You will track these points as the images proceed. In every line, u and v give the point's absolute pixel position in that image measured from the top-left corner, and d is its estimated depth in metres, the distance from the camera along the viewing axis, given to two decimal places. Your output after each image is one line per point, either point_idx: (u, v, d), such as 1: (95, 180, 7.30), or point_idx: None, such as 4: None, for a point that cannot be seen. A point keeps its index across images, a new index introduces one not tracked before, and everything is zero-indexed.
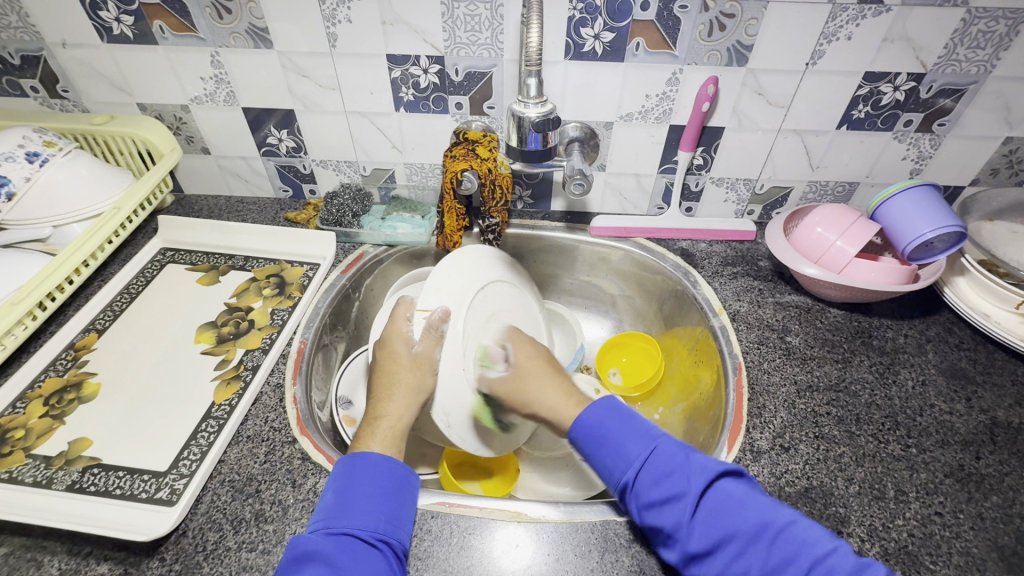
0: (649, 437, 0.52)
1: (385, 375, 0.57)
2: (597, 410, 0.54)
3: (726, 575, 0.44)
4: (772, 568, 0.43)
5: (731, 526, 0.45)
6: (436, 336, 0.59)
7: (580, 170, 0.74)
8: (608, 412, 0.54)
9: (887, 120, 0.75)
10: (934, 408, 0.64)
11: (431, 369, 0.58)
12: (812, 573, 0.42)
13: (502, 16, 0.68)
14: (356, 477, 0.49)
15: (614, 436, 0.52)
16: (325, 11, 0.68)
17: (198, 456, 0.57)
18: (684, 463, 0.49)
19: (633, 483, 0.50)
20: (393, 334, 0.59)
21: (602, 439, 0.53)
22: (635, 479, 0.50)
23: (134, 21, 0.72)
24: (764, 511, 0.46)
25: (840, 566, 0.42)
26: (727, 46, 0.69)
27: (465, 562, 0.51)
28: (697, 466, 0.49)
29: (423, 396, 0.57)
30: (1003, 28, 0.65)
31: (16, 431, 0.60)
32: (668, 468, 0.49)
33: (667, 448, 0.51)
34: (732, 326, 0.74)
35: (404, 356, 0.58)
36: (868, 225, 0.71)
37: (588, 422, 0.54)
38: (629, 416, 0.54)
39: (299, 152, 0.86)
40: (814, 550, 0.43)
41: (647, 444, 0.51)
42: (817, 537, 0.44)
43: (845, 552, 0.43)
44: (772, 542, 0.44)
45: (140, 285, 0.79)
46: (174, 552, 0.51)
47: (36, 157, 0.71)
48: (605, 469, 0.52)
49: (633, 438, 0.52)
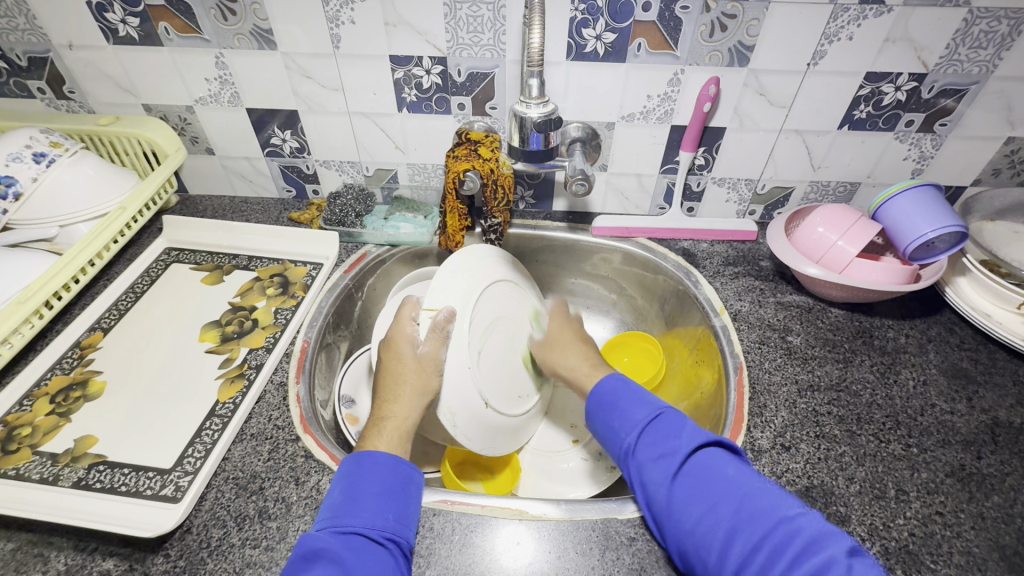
0: (654, 406, 0.55)
1: (391, 376, 0.57)
2: (612, 382, 0.60)
3: (699, 529, 0.45)
4: (741, 523, 0.44)
5: (710, 484, 0.47)
6: (441, 337, 0.59)
7: (582, 170, 0.74)
8: (621, 385, 0.59)
9: (888, 120, 0.75)
10: (935, 408, 0.64)
11: (436, 370, 0.58)
12: (777, 529, 0.43)
13: (504, 17, 0.68)
14: (363, 476, 0.50)
15: (622, 401, 0.57)
16: (329, 12, 0.69)
17: (202, 454, 0.58)
18: (681, 429, 0.52)
19: (632, 445, 0.53)
20: (399, 335, 0.59)
21: (610, 405, 0.58)
22: (634, 440, 0.53)
23: (139, 22, 0.72)
24: (743, 475, 0.47)
25: (807, 527, 0.42)
26: (728, 47, 0.69)
27: (467, 559, 0.51)
28: (692, 432, 0.51)
29: (429, 397, 0.57)
30: (1004, 28, 0.65)
31: (23, 429, 0.60)
32: (665, 432, 0.52)
33: (670, 417, 0.54)
34: (733, 325, 0.74)
35: (410, 357, 0.58)
36: (869, 225, 0.71)
37: (602, 390, 0.60)
38: (638, 390, 0.58)
39: (303, 153, 0.86)
40: (784, 511, 0.44)
41: (651, 411, 0.55)
42: (790, 503, 0.45)
43: (814, 518, 0.44)
44: (744, 499, 0.45)
45: (145, 284, 0.79)
46: (178, 549, 0.51)
47: (43, 157, 0.72)
48: (611, 432, 0.56)
49: (638, 405, 0.56)
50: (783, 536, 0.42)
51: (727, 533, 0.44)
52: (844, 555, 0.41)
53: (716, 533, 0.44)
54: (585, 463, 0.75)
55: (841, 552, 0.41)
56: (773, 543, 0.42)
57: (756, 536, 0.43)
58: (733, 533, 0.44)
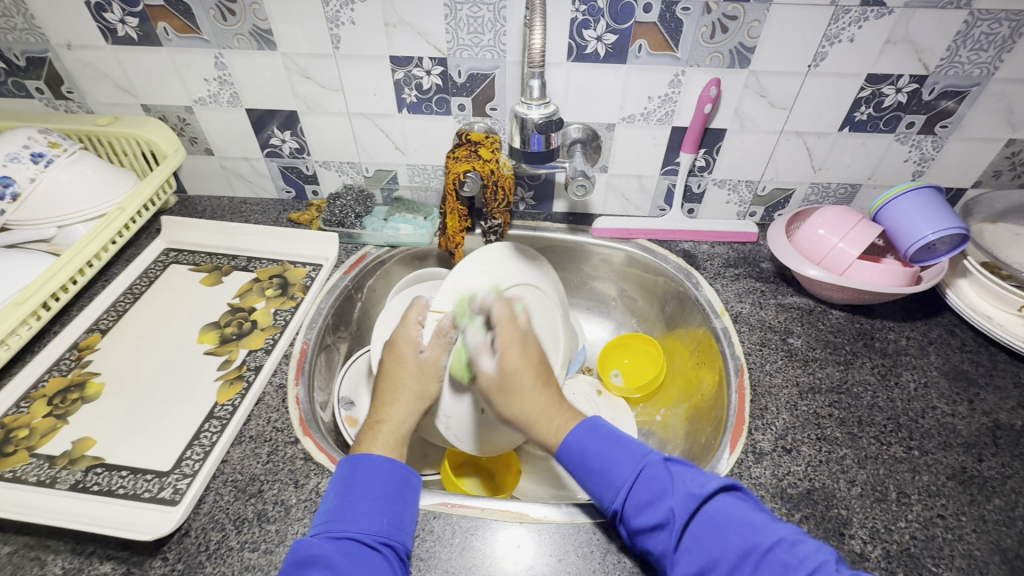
0: (635, 460, 0.51)
1: (391, 380, 0.57)
2: (581, 433, 0.53)
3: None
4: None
5: (717, 553, 0.44)
6: (443, 343, 0.60)
7: (582, 172, 0.74)
8: (591, 433, 0.53)
9: (889, 122, 0.75)
10: (936, 410, 0.64)
11: (435, 376, 0.58)
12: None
13: (505, 18, 0.68)
14: (358, 480, 0.49)
15: (599, 460, 0.51)
16: (329, 13, 0.69)
17: (201, 456, 0.58)
18: (668, 490, 0.48)
19: (622, 510, 0.49)
20: (403, 340, 0.59)
21: (587, 464, 0.51)
22: (622, 505, 0.49)
23: (138, 22, 0.72)
24: (747, 534, 0.44)
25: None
26: (729, 48, 0.69)
27: (467, 562, 0.51)
28: (682, 492, 0.47)
29: (426, 403, 0.57)
30: (1005, 31, 0.65)
31: (20, 430, 0.60)
32: (652, 494, 0.48)
33: (653, 473, 0.49)
34: (734, 327, 0.74)
35: (412, 362, 0.58)
36: (870, 226, 0.71)
37: (574, 444, 0.52)
38: (616, 437, 0.53)
39: (303, 154, 0.86)
40: (797, 572, 0.41)
41: (633, 468, 0.50)
42: (804, 556, 0.42)
43: (829, 569, 0.41)
44: (755, 567, 0.42)
45: (143, 285, 0.79)
46: (176, 552, 0.51)
47: (41, 158, 0.71)
48: (595, 492, 0.51)
49: (619, 461, 0.51)
50: None
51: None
52: None
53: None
54: None
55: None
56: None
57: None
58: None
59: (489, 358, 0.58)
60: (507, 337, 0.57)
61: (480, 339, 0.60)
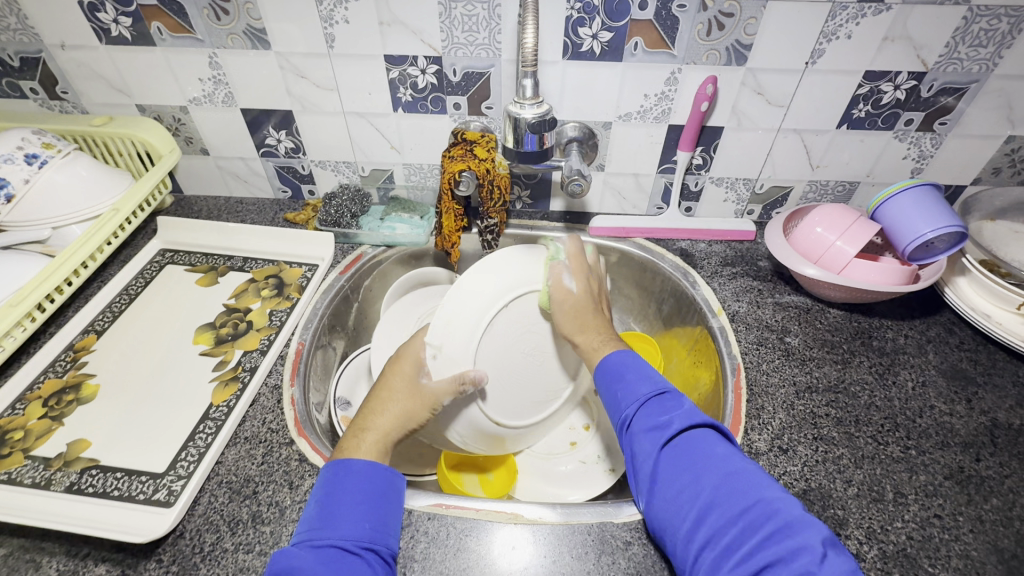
0: (659, 381, 0.53)
1: (384, 394, 0.56)
2: (622, 352, 0.56)
3: (677, 499, 0.45)
4: (721, 498, 0.43)
5: (698, 458, 0.46)
6: (452, 384, 0.55)
7: (578, 171, 0.74)
8: (632, 352, 0.56)
9: (887, 119, 0.74)
10: (934, 409, 0.64)
11: (429, 407, 0.55)
12: (756, 509, 0.42)
13: (499, 16, 0.67)
14: (340, 488, 0.49)
15: (630, 372, 0.53)
16: (323, 11, 0.68)
17: (196, 457, 0.58)
18: (680, 405, 0.49)
19: (628, 414, 0.50)
20: (407, 355, 0.58)
21: (617, 371, 0.53)
22: (631, 410, 0.50)
23: (132, 22, 0.72)
24: (732, 455, 0.46)
25: (786, 511, 0.41)
26: (726, 45, 0.69)
27: (462, 564, 0.51)
28: (691, 409, 0.49)
29: (413, 424, 0.55)
30: (1005, 26, 0.64)
31: (15, 433, 0.60)
32: (664, 405, 0.50)
33: (673, 393, 0.51)
34: (731, 326, 0.74)
35: (411, 382, 0.56)
36: (868, 224, 0.71)
37: (610, 360, 0.55)
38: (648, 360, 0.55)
39: (298, 153, 0.86)
40: (766, 493, 0.43)
41: (655, 386, 0.52)
42: (773, 488, 0.44)
43: (795, 505, 0.42)
44: (729, 475, 0.44)
45: (139, 286, 0.79)
46: (170, 554, 0.51)
47: (35, 159, 0.71)
48: (610, 399, 0.53)
49: (642, 378, 0.52)
50: (761, 514, 0.41)
51: (705, 505, 0.43)
52: (818, 543, 0.39)
53: (694, 504, 0.44)
54: (583, 465, 0.74)
55: (817, 541, 0.39)
56: (749, 520, 0.41)
57: (733, 511, 0.42)
58: (710, 506, 0.43)
59: (569, 278, 0.60)
60: (577, 266, 0.62)
61: (563, 261, 0.62)
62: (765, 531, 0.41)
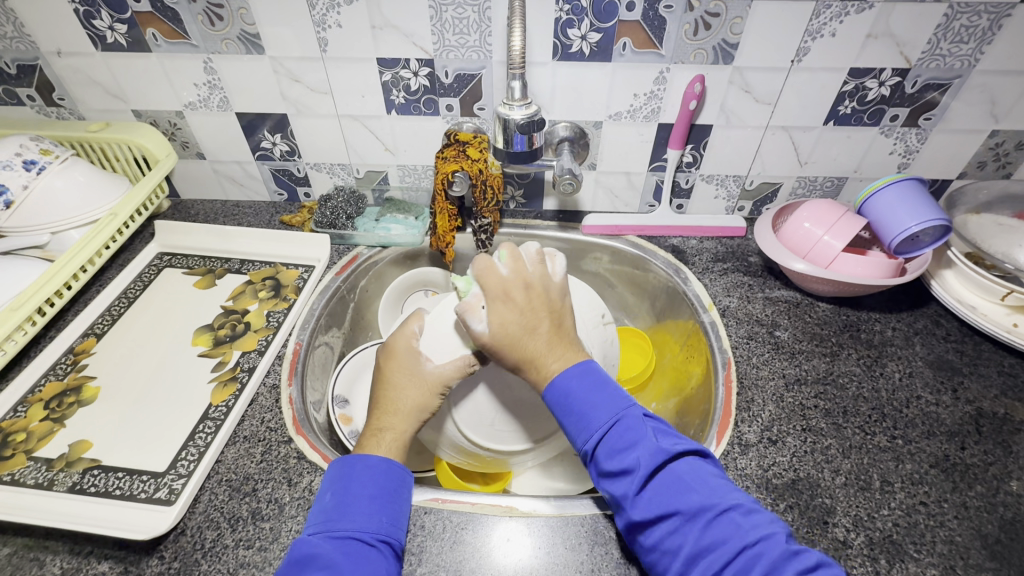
0: (617, 407, 0.51)
1: (389, 391, 0.56)
2: (570, 375, 0.52)
3: (661, 547, 0.46)
4: (704, 547, 0.44)
5: (674, 505, 0.46)
6: (459, 364, 0.56)
7: (570, 170, 0.75)
8: (582, 377, 0.52)
9: (873, 115, 0.75)
10: (921, 399, 0.65)
11: (438, 392, 0.55)
12: (740, 556, 0.42)
13: (489, 19, 0.68)
14: (356, 480, 0.50)
15: (579, 404, 0.51)
16: (315, 16, 0.69)
17: (196, 456, 0.59)
18: (641, 440, 0.49)
19: (592, 453, 0.50)
20: (400, 347, 0.57)
21: (568, 407, 0.51)
22: (593, 448, 0.50)
23: (127, 29, 0.73)
24: (707, 496, 0.46)
25: (769, 553, 0.42)
26: (713, 45, 0.70)
27: (458, 556, 0.52)
28: (653, 445, 0.48)
29: (427, 414, 0.55)
30: (985, 23, 0.65)
31: (18, 434, 0.61)
32: (625, 442, 0.49)
33: (631, 422, 0.50)
34: (722, 321, 0.75)
35: (413, 373, 0.56)
36: (854, 219, 0.72)
37: (557, 387, 0.52)
38: (602, 385, 0.53)
39: (293, 156, 0.87)
40: (748, 537, 0.43)
41: (611, 415, 0.50)
42: (756, 525, 0.44)
43: (778, 541, 0.43)
44: (707, 524, 0.44)
45: (138, 289, 0.80)
46: (172, 551, 0.52)
47: (33, 165, 0.72)
48: (570, 433, 0.52)
49: (598, 407, 0.51)
50: (748, 559, 0.42)
51: (689, 556, 0.44)
52: None
53: (678, 554, 0.44)
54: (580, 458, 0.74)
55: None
56: (736, 568, 0.42)
57: (718, 562, 0.43)
58: (695, 557, 0.44)
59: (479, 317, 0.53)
60: (492, 289, 0.54)
61: (477, 293, 0.54)
62: None
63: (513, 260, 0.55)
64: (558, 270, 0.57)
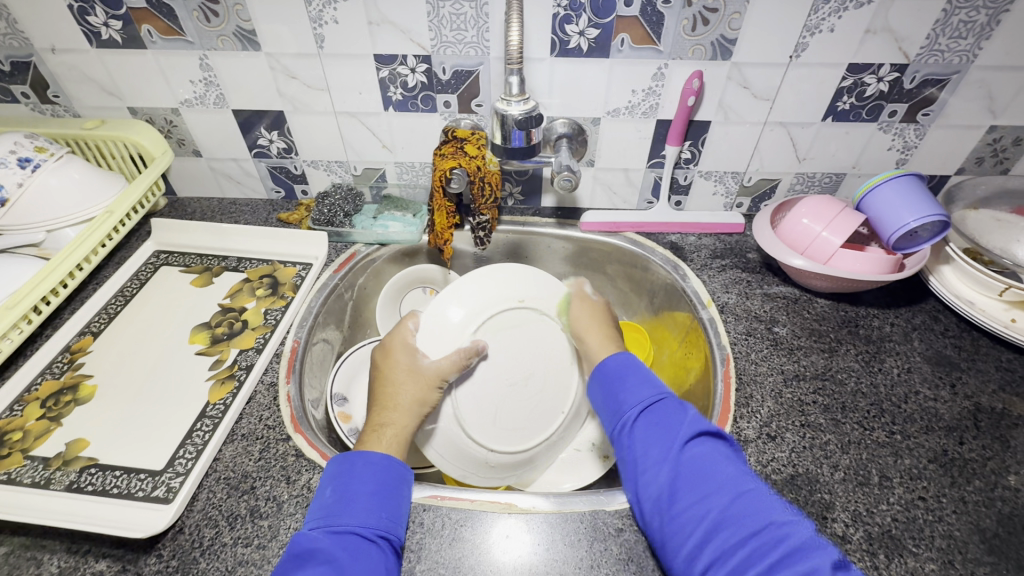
0: (662, 390, 0.55)
1: (386, 388, 0.56)
2: (622, 360, 0.59)
3: (684, 516, 0.45)
4: (729, 518, 0.44)
5: (707, 472, 0.47)
6: (454, 360, 0.57)
7: (568, 166, 0.75)
8: (634, 366, 0.58)
9: (871, 111, 0.75)
10: (919, 395, 0.65)
11: (436, 386, 0.56)
12: (765, 531, 0.42)
13: (487, 14, 0.68)
14: (356, 476, 0.50)
15: (629, 379, 0.56)
16: (312, 12, 0.69)
17: (194, 455, 0.58)
18: (684, 415, 0.52)
19: (633, 418, 0.53)
20: (397, 344, 0.58)
21: (618, 380, 0.56)
22: (636, 414, 0.53)
23: (122, 25, 0.72)
24: (739, 474, 0.47)
25: (795, 535, 0.42)
26: (711, 40, 0.69)
27: (457, 553, 0.52)
28: (694, 420, 0.51)
29: (427, 408, 0.56)
30: (984, 18, 0.65)
31: (14, 433, 0.61)
32: (666, 414, 0.52)
33: (674, 402, 0.53)
34: (721, 317, 0.75)
35: (410, 369, 0.56)
36: (853, 214, 0.71)
37: (610, 361, 0.59)
38: (650, 373, 0.57)
39: (290, 153, 0.86)
40: (777, 515, 0.43)
41: (657, 393, 0.54)
42: (784, 508, 0.44)
43: (806, 526, 0.43)
44: (737, 496, 0.45)
45: (134, 288, 0.79)
46: (170, 549, 0.52)
47: (27, 163, 0.72)
48: (612, 403, 0.55)
49: (644, 385, 0.55)
50: (773, 535, 0.42)
51: (713, 524, 0.44)
52: (827, 565, 0.39)
53: (701, 522, 0.44)
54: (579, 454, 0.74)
55: (826, 563, 0.40)
56: (759, 540, 0.42)
57: (742, 532, 0.43)
58: (719, 526, 0.44)
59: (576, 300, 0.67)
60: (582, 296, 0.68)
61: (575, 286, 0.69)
62: (775, 552, 0.41)
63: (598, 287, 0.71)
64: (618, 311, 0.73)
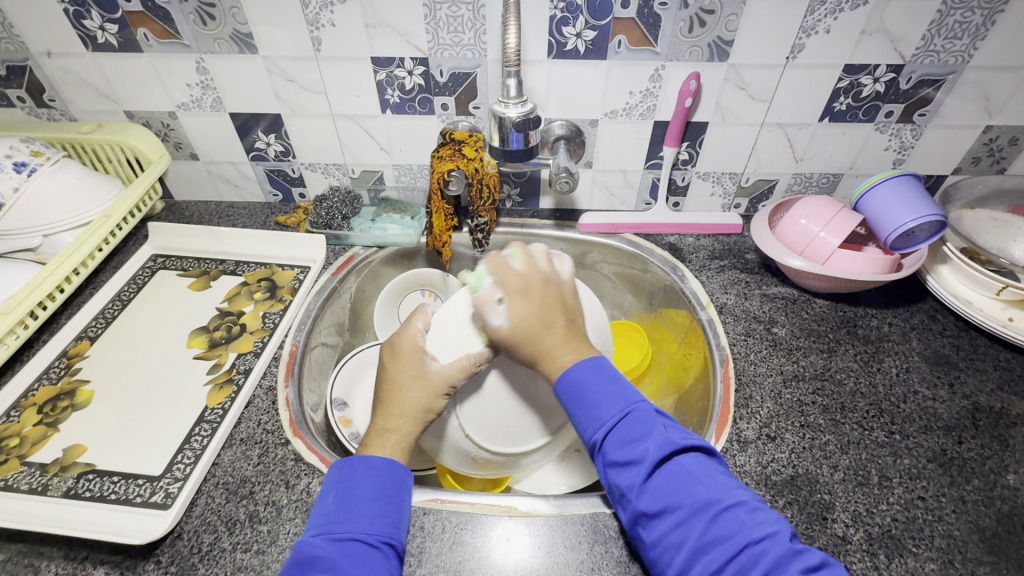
0: (627, 401, 0.51)
1: (394, 393, 0.55)
2: (582, 366, 0.52)
3: (664, 542, 0.46)
4: (708, 543, 0.44)
5: (681, 497, 0.46)
6: (461, 365, 0.54)
7: (566, 168, 0.74)
8: (594, 370, 0.52)
9: (868, 112, 0.76)
10: (918, 394, 0.65)
11: (442, 392, 0.54)
12: (745, 552, 0.42)
13: (484, 17, 0.68)
14: (357, 482, 0.49)
15: (591, 395, 0.51)
16: (308, 15, 0.69)
17: (192, 460, 0.58)
18: (651, 432, 0.49)
19: (599, 444, 0.50)
20: (406, 347, 0.57)
21: (579, 397, 0.51)
22: (601, 439, 0.49)
23: (118, 29, 0.72)
24: (714, 491, 0.46)
25: (774, 550, 0.42)
26: (707, 42, 0.70)
27: (458, 557, 0.52)
28: (663, 437, 0.48)
29: (432, 415, 0.54)
30: (979, 18, 0.66)
31: (11, 439, 0.60)
32: (633, 434, 0.49)
33: (641, 415, 0.50)
34: (720, 318, 0.75)
35: (419, 373, 0.55)
36: (851, 215, 0.72)
37: (569, 378, 0.52)
38: (614, 377, 0.52)
39: (288, 156, 0.86)
40: (752, 533, 0.43)
41: (622, 408, 0.50)
42: (762, 522, 0.44)
43: (782, 538, 0.43)
44: (713, 519, 0.44)
45: (132, 292, 0.79)
46: (169, 555, 0.52)
47: (24, 167, 0.72)
48: (577, 424, 0.52)
49: (608, 399, 0.51)
50: (752, 556, 0.42)
51: (692, 551, 0.44)
52: None
53: (682, 548, 0.44)
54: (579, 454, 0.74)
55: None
56: (740, 563, 0.42)
57: (722, 557, 0.43)
58: (698, 551, 0.44)
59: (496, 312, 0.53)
60: (506, 283, 0.54)
61: (490, 288, 0.54)
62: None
63: (526, 258, 0.56)
64: (565, 270, 0.59)
